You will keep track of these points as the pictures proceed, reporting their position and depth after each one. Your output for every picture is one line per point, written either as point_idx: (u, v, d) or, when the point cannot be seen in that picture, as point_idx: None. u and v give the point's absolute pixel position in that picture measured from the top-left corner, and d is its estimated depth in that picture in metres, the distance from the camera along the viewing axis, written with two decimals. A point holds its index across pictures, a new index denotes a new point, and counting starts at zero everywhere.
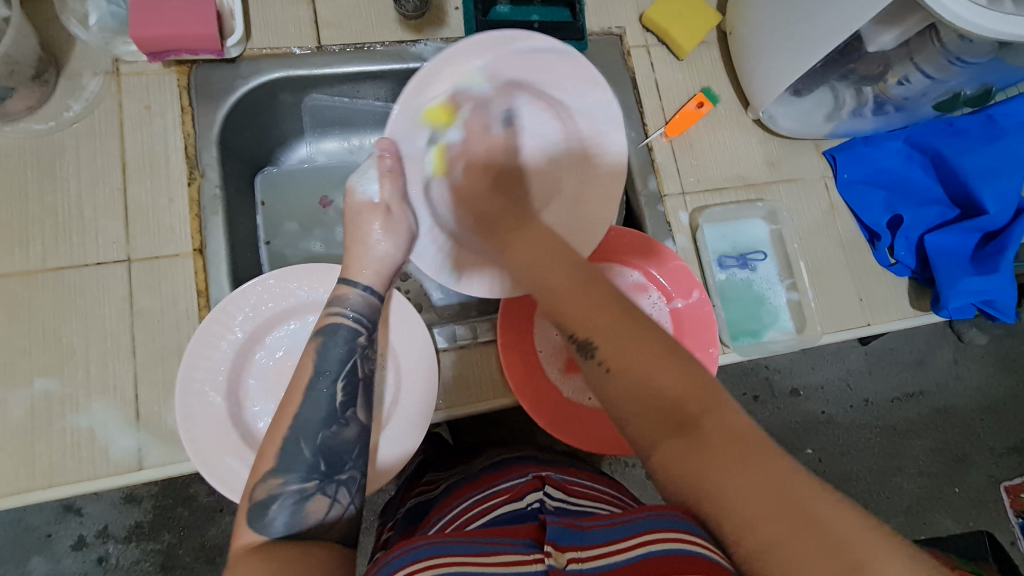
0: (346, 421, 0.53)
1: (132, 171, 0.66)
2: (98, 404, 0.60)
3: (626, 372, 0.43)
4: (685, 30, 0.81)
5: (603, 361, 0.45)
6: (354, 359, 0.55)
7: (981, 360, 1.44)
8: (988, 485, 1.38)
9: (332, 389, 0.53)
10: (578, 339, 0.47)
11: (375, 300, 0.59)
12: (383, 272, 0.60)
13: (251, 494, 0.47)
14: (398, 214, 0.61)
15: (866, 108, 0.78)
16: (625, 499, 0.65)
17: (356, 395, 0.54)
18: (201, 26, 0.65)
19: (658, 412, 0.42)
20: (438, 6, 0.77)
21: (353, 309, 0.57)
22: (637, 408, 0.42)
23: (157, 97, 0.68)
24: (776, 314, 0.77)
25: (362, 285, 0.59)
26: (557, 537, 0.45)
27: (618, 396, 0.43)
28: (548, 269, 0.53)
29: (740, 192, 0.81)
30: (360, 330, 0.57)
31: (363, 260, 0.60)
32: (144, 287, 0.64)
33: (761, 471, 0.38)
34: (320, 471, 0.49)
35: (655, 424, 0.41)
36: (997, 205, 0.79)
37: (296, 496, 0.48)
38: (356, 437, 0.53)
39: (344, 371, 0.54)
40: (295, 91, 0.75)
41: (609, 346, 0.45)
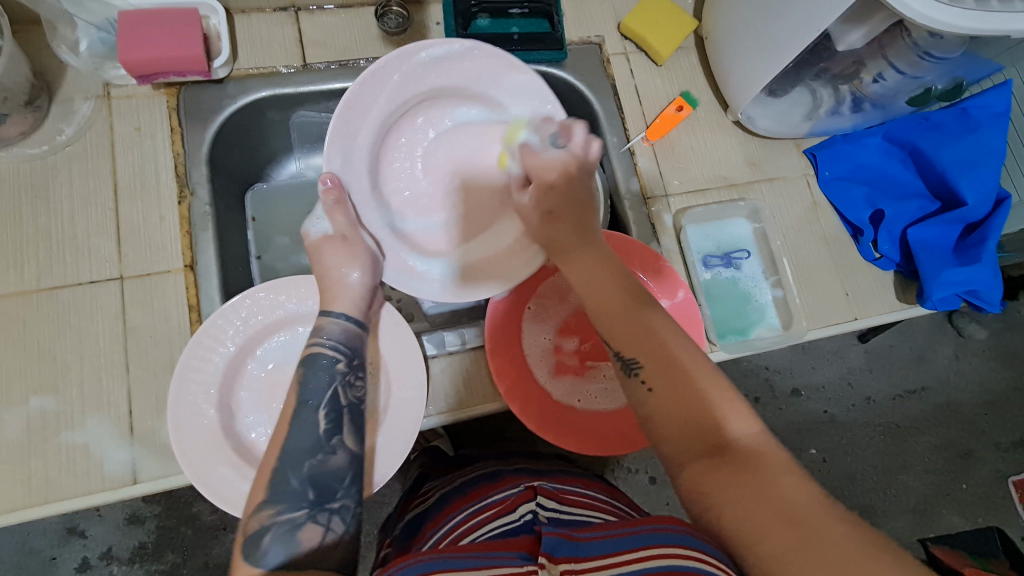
0: (333, 449, 0.53)
1: (124, 191, 0.68)
2: (93, 420, 0.61)
3: (668, 394, 0.46)
4: (662, 36, 0.83)
5: (647, 381, 0.48)
6: (336, 386, 0.56)
7: (981, 354, 1.44)
8: (996, 481, 1.37)
9: (316, 417, 0.54)
10: (621, 355, 0.50)
11: (355, 326, 0.61)
12: (362, 299, 0.62)
13: (244, 526, 0.48)
14: (353, 239, 0.63)
15: (844, 105, 0.79)
16: (621, 507, 0.65)
17: (341, 423, 0.55)
18: (187, 48, 0.67)
19: (691, 429, 0.45)
20: (420, 22, 0.79)
21: (331, 338, 0.59)
22: (674, 429, 0.45)
23: (147, 119, 0.70)
24: (762, 311, 0.78)
25: (341, 314, 0.60)
26: (553, 548, 0.44)
27: (659, 415, 0.47)
28: (590, 284, 0.54)
29: (722, 193, 0.83)
30: (340, 357, 0.58)
31: (334, 291, 0.61)
32: (137, 303, 0.65)
33: (767, 483, 0.40)
34: (308, 499, 0.50)
35: (689, 440, 0.44)
36: (976, 196, 0.80)
37: (287, 524, 0.48)
38: (346, 463, 0.53)
39: (327, 400, 0.55)
40: (282, 109, 0.77)
41: (655, 370, 0.47)
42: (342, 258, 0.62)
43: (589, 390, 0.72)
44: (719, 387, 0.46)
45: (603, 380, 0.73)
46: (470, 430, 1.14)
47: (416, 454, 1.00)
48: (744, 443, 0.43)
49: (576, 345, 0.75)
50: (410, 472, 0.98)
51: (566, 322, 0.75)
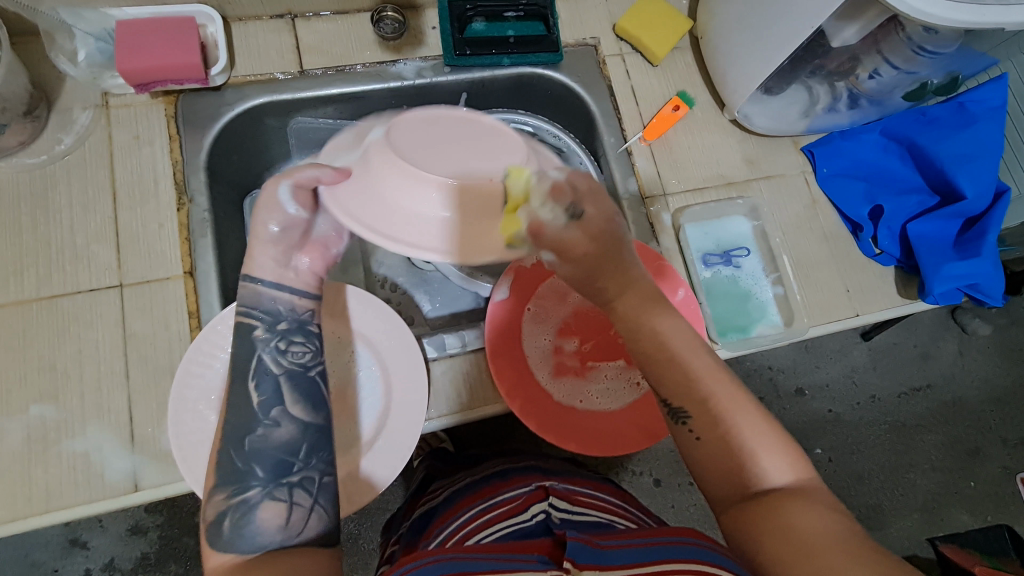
0: (276, 422, 0.52)
1: (123, 199, 0.68)
2: (93, 427, 0.61)
3: (715, 438, 0.48)
4: (656, 37, 0.84)
5: (694, 429, 0.49)
6: (263, 358, 0.54)
7: (986, 351, 1.43)
8: (1004, 478, 1.36)
9: (250, 392, 0.53)
10: (669, 404, 0.50)
11: (284, 290, 0.57)
12: (274, 258, 0.57)
13: (205, 515, 0.48)
14: (273, 190, 0.57)
15: (840, 102, 0.79)
16: (633, 510, 0.63)
17: (283, 394, 0.53)
18: (185, 57, 0.67)
19: (729, 474, 0.47)
20: (416, 26, 0.80)
21: (257, 304, 0.56)
22: (719, 474, 0.47)
23: (145, 127, 0.71)
24: (764, 308, 0.78)
25: (264, 280, 0.57)
26: (575, 553, 0.42)
27: (704, 460, 0.48)
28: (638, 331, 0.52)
29: (720, 191, 0.83)
30: (260, 323, 0.55)
31: (257, 249, 0.57)
32: (137, 311, 0.65)
33: (795, 525, 0.42)
34: (261, 478, 0.50)
35: (729, 487, 0.47)
36: (975, 189, 0.79)
37: (243, 506, 0.48)
38: (296, 434, 0.53)
39: (255, 371, 0.53)
40: (280, 115, 0.78)
41: (705, 417, 0.48)
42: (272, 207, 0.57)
43: (591, 390, 0.72)
44: (761, 436, 0.47)
45: (605, 381, 0.73)
46: (473, 435, 1.13)
47: (421, 456, 1.00)
48: (782, 490, 0.45)
49: (576, 346, 0.75)
50: (414, 474, 0.97)
51: (566, 323, 0.76)
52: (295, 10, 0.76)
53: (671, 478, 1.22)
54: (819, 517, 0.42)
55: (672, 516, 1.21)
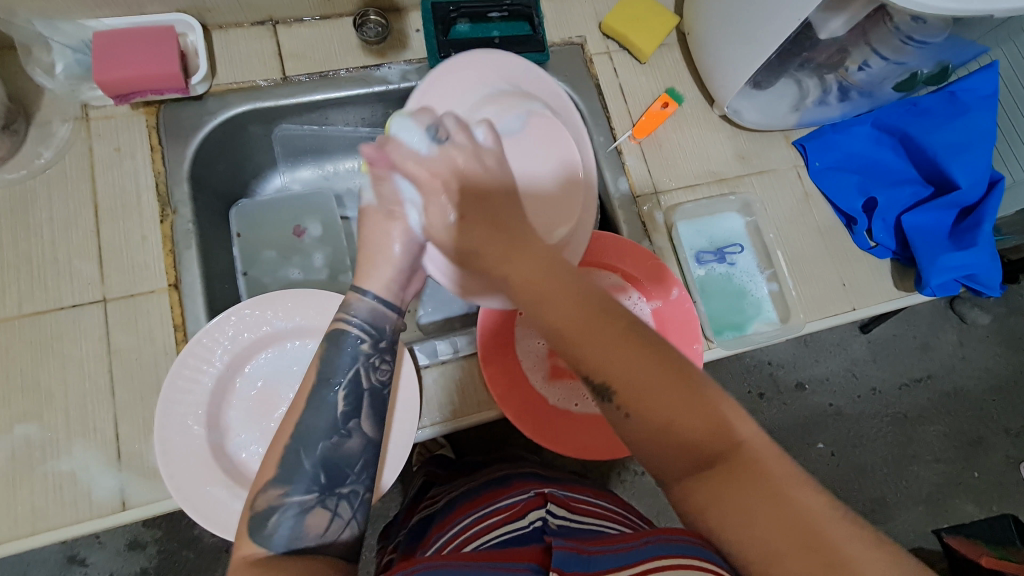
0: (349, 433, 0.51)
1: (105, 213, 0.67)
2: (79, 446, 0.60)
3: (649, 415, 0.40)
4: (643, 33, 0.83)
5: (622, 408, 0.41)
6: (358, 368, 0.54)
7: (985, 340, 1.42)
8: (1007, 467, 1.35)
9: (336, 396, 0.52)
10: (590, 381, 0.42)
11: (384, 307, 0.56)
12: (397, 280, 0.55)
13: (252, 503, 0.47)
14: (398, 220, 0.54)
15: (831, 95, 0.78)
16: (631, 517, 0.63)
17: (360, 406, 0.53)
18: (164, 67, 0.66)
19: (680, 446, 0.40)
20: (399, 29, 0.79)
21: (358, 317, 0.54)
22: (664, 449, 0.41)
23: (127, 138, 0.70)
24: (759, 305, 0.77)
25: (372, 293, 0.55)
26: (563, 564, 0.40)
27: (644, 438, 0.41)
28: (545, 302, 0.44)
29: (712, 187, 0.82)
30: (364, 337, 0.54)
31: (376, 263, 0.55)
32: (121, 325, 0.64)
33: (779, 492, 0.38)
34: (320, 484, 0.49)
35: (681, 459, 0.40)
36: (969, 179, 0.79)
37: (297, 508, 0.47)
38: (360, 449, 0.52)
39: (347, 380, 0.53)
40: (264, 123, 0.77)
41: (628, 395, 0.41)
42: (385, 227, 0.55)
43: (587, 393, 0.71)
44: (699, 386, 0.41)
45: None
46: (472, 439, 1.12)
47: (419, 464, 0.99)
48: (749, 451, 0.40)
49: None
50: (413, 480, 0.96)
51: None
52: (277, 16, 0.75)
53: None
54: (791, 479, 0.38)
55: (674, 515, 1.20)
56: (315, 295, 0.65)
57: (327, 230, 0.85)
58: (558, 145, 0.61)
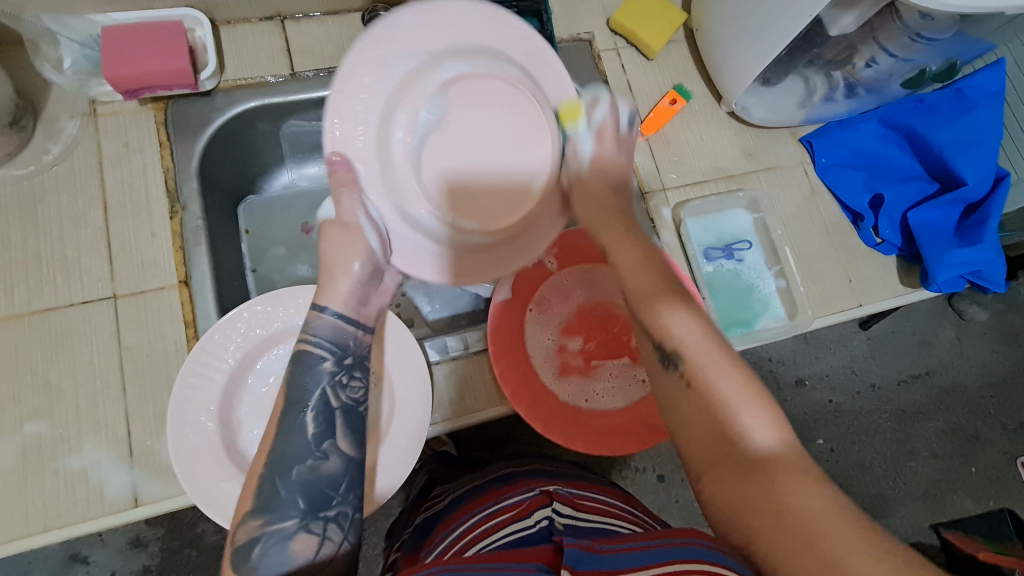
0: (325, 454, 0.51)
1: (113, 210, 0.67)
2: (91, 443, 0.60)
3: (698, 391, 0.44)
4: (651, 30, 0.83)
5: (683, 375, 0.45)
6: (323, 389, 0.53)
7: (984, 336, 1.43)
8: (1004, 462, 1.36)
9: (304, 419, 0.51)
10: (662, 347, 0.47)
11: (346, 324, 0.56)
12: (356, 296, 0.58)
13: (233, 538, 0.47)
14: (354, 229, 0.58)
15: (838, 92, 0.78)
16: (639, 514, 0.63)
17: (333, 425, 0.52)
18: (173, 62, 0.66)
19: (716, 437, 0.42)
20: None
21: (321, 336, 0.55)
22: (699, 431, 0.43)
23: (135, 135, 0.69)
24: (766, 301, 0.77)
25: (332, 310, 0.56)
26: (576, 561, 0.41)
27: (689, 414, 0.44)
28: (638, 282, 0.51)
29: (720, 184, 0.82)
30: (328, 356, 0.54)
31: (335, 278, 0.57)
32: (131, 322, 0.64)
33: (795, 497, 0.36)
34: (301, 509, 0.48)
35: (713, 452, 0.42)
36: (975, 175, 0.79)
37: (278, 536, 0.47)
38: (340, 469, 0.51)
39: (314, 401, 0.52)
40: (272, 119, 0.76)
41: (692, 364, 0.45)
42: (348, 243, 0.58)
43: (597, 389, 0.71)
44: (742, 389, 0.43)
45: (609, 379, 0.72)
46: (476, 435, 1.12)
47: (424, 460, 0.99)
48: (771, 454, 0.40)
49: (580, 344, 0.74)
50: (417, 478, 0.96)
51: (570, 321, 0.75)
52: (285, 11, 0.75)
53: (675, 473, 1.22)
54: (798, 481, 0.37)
55: (677, 511, 1.21)
56: None
57: None
58: (502, 93, 0.61)
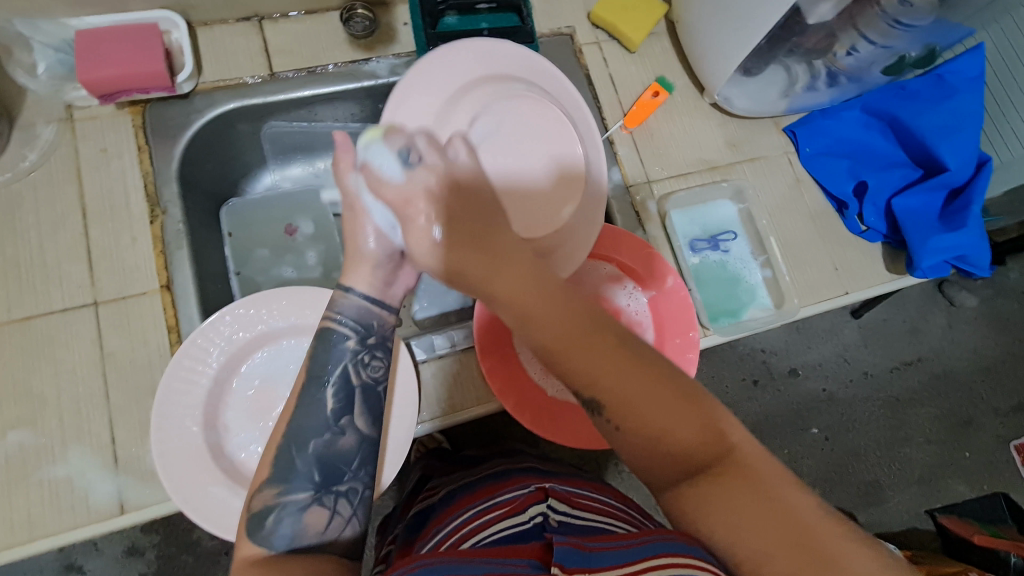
0: (342, 429, 0.52)
1: (93, 215, 0.66)
2: (75, 451, 0.59)
3: (638, 427, 0.42)
4: (632, 22, 0.83)
5: (611, 419, 0.42)
6: (348, 365, 0.54)
7: (974, 322, 1.44)
8: (996, 446, 1.37)
9: (325, 395, 0.52)
10: (582, 396, 0.43)
11: (373, 306, 0.55)
12: (380, 279, 0.54)
13: (249, 505, 0.48)
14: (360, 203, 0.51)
15: (819, 81, 0.78)
16: (633, 513, 0.63)
17: (352, 403, 0.53)
18: (149, 65, 0.65)
19: (668, 457, 0.42)
20: (387, 23, 0.78)
21: (344, 315, 0.54)
22: (652, 459, 0.42)
23: (113, 139, 0.69)
24: (753, 291, 0.78)
25: (359, 291, 0.54)
26: (564, 558, 0.38)
27: (629, 447, 0.43)
28: (533, 316, 0.44)
29: (704, 175, 0.82)
30: (351, 335, 0.54)
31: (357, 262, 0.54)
32: (113, 328, 0.63)
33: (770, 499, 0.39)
34: (315, 482, 0.49)
35: (670, 470, 0.42)
36: (957, 161, 0.79)
37: (293, 507, 0.48)
38: (355, 446, 0.52)
39: (336, 377, 0.53)
40: (252, 120, 0.76)
41: (618, 407, 0.42)
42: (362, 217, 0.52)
43: None
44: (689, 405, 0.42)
45: None
46: (469, 433, 1.12)
47: (418, 458, 0.99)
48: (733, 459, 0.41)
49: None
50: (410, 475, 0.96)
51: None
52: (262, 11, 0.74)
53: None
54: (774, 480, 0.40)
55: None
56: (308, 293, 0.64)
57: (320, 228, 0.84)
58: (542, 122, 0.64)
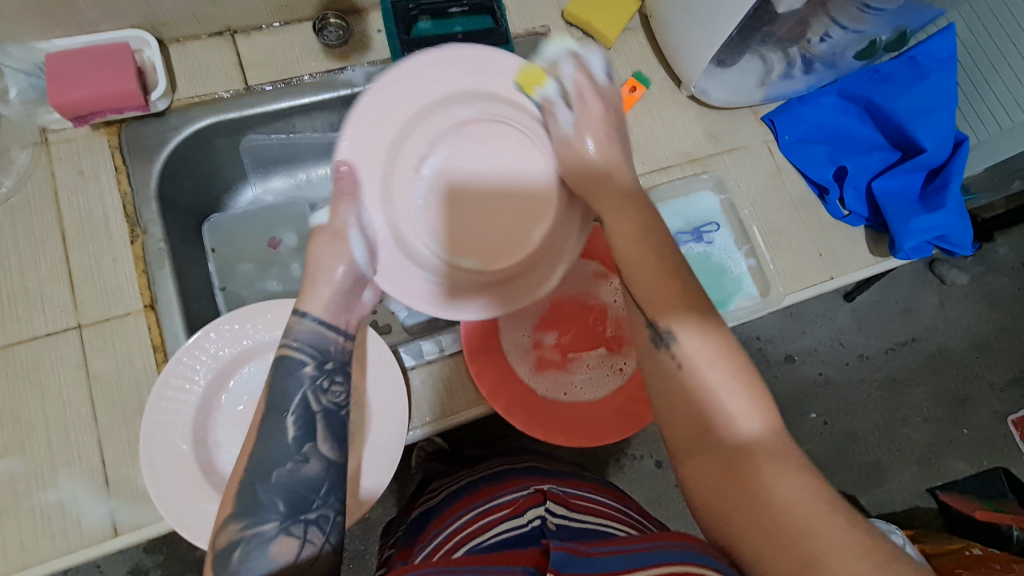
0: (305, 457, 0.50)
1: (72, 238, 0.66)
2: (65, 476, 0.59)
3: (694, 379, 0.42)
4: (605, 19, 0.83)
5: (675, 360, 0.43)
6: (305, 393, 0.51)
7: (967, 299, 1.45)
8: (994, 422, 1.38)
9: (285, 424, 0.50)
10: (653, 328, 0.45)
11: (325, 329, 0.53)
12: (337, 303, 0.54)
13: (214, 542, 0.46)
14: (344, 237, 0.55)
15: (795, 68, 0.79)
16: (634, 513, 0.63)
17: (314, 429, 0.51)
18: (121, 85, 0.65)
19: (700, 422, 0.41)
20: (361, 31, 0.78)
21: (299, 341, 0.52)
22: (682, 419, 0.42)
23: (89, 161, 0.68)
24: (738, 281, 0.78)
25: (312, 316, 0.53)
26: (561, 564, 0.39)
27: (673, 401, 0.43)
28: (634, 260, 0.48)
29: (684, 168, 0.82)
30: (308, 361, 0.52)
31: (317, 285, 0.54)
32: (98, 351, 0.63)
33: (779, 495, 0.37)
34: (280, 512, 0.47)
35: (694, 434, 0.41)
36: (934, 141, 0.80)
37: (259, 538, 0.46)
38: (321, 472, 0.50)
39: (295, 405, 0.50)
40: (230, 135, 0.75)
41: (687, 350, 0.43)
42: (332, 249, 0.55)
43: (575, 381, 0.71)
44: (730, 379, 0.41)
45: (587, 371, 0.72)
46: (468, 435, 1.12)
47: (420, 461, 0.99)
48: (754, 442, 0.40)
49: (556, 338, 0.74)
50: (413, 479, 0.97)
51: (543, 316, 0.74)
52: (234, 25, 0.74)
53: None
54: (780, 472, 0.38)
55: (676, 495, 1.22)
56: (291, 306, 0.64)
57: (303, 239, 0.84)
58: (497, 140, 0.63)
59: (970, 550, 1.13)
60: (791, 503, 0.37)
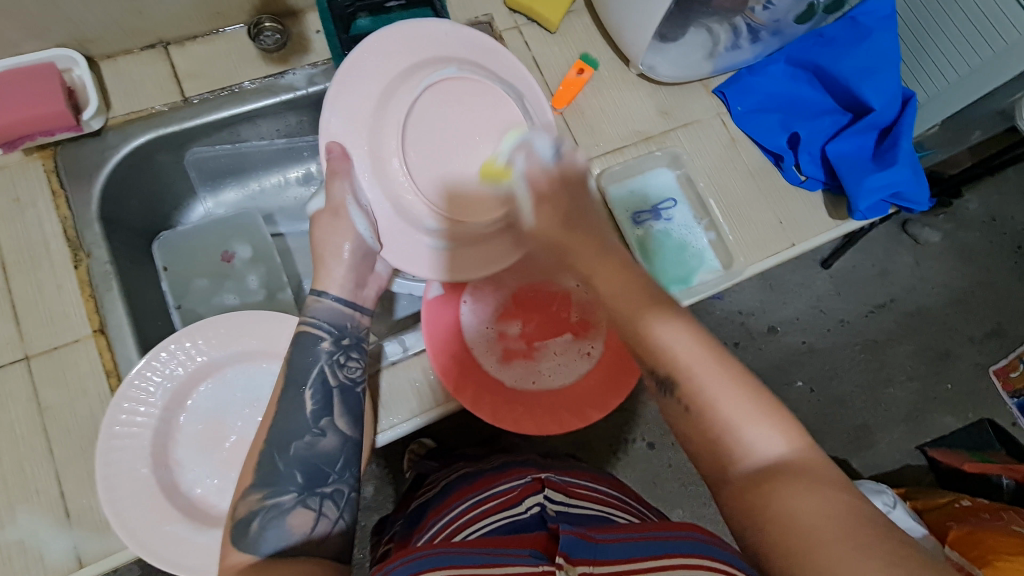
0: (323, 431, 0.54)
1: (13, 267, 0.64)
2: (23, 513, 0.57)
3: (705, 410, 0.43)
4: (547, 2, 0.81)
5: (684, 398, 0.44)
6: (323, 367, 0.56)
7: (940, 256, 1.46)
8: (976, 374, 1.40)
9: (304, 397, 0.54)
10: (657, 374, 0.45)
11: (343, 306, 0.60)
12: (351, 279, 0.61)
13: (234, 513, 0.49)
14: (342, 214, 0.61)
15: (741, 37, 0.78)
16: (622, 497, 0.62)
17: (331, 403, 0.55)
18: (48, 106, 0.63)
19: (721, 447, 0.43)
20: (299, 33, 0.76)
21: (317, 317, 0.58)
22: (707, 452, 0.43)
23: (25, 187, 0.66)
24: (700, 255, 0.78)
25: (331, 295, 0.60)
26: (570, 546, 0.40)
27: (692, 432, 0.44)
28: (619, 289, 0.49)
29: (640, 146, 0.82)
30: (326, 336, 0.58)
31: (329, 265, 0.60)
32: (48, 381, 0.61)
33: (798, 505, 0.37)
34: (299, 484, 0.51)
35: (718, 461, 0.43)
36: (882, 100, 0.80)
37: (274, 509, 0.49)
38: (338, 446, 0.54)
39: (313, 379, 0.55)
40: (172, 149, 0.74)
41: (693, 385, 0.44)
42: (334, 230, 0.61)
43: (543, 369, 0.71)
44: (743, 397, 0.43)
45: (554, 358, 0.71)
46: (455, 433, 1.11)
47: (411, 465, 0.98)
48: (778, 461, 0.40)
49: (519, 328, 0.73)
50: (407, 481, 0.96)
51: (504, 307, 0.73)
52: (166, 37, 0.72)
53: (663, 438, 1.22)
54: (803, 487, 0.38)
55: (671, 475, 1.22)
56: (243, 319, 0.63)
57: (258, 250, 0.82)
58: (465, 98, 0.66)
59: (960, 502, 1.14)
60: (816, 515, 0.36)
